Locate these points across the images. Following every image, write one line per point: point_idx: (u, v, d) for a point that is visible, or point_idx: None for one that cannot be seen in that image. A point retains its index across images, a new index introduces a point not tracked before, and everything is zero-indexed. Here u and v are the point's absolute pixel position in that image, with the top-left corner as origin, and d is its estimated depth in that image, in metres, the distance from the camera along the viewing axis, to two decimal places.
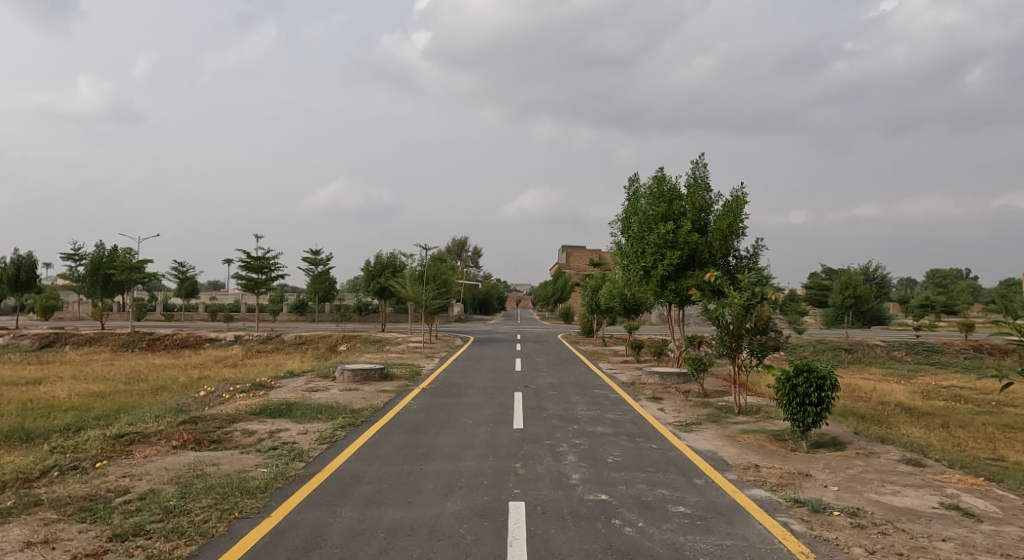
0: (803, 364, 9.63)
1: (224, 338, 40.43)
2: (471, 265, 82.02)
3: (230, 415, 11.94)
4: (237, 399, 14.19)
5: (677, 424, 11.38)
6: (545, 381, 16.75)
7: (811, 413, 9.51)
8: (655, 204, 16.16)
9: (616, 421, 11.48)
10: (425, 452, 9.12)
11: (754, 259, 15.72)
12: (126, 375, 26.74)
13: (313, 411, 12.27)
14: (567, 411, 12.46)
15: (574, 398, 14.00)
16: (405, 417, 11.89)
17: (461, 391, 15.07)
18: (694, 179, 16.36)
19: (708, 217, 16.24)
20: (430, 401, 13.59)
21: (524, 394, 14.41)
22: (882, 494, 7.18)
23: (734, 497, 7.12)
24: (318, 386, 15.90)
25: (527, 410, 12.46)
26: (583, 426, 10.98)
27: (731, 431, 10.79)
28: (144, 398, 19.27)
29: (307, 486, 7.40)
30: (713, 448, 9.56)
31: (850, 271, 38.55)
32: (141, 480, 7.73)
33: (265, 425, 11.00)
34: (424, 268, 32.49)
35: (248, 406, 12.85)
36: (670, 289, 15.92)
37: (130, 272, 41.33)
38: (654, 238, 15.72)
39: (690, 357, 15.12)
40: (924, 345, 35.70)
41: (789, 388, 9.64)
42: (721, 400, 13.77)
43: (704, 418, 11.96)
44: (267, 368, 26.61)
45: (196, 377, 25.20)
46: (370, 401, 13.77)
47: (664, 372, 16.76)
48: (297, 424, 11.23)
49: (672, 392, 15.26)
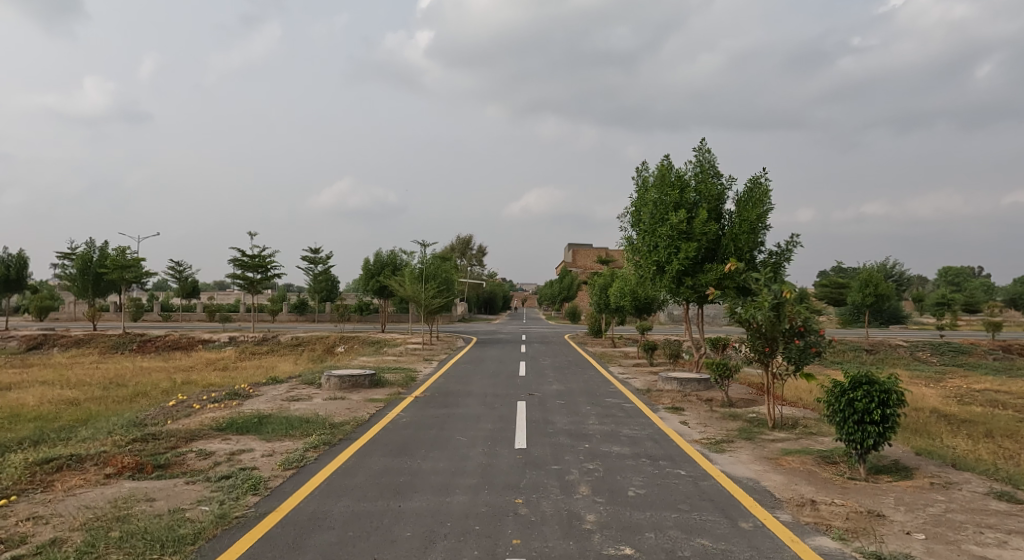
0: (862, 376, 8.04)
1: (217, 340, 38.95)
2: (476, 264, 80.58)
3: (191, 432, 10.39)
4: (206, 410, 12.67)
5: (704, 442, 9.79)
6: (552, 388, 15.20)
7: (872, 433, 7.91)
8: (664, 192, 14.55)
9: (634, 439, 9.92)
10: (406, 482, 7.60)
11: (784, 255, 14.07)
12: (108, 379, 25.19)
13: (285, 427, 10.74)
14: (576, 426, 10.88)
15: (584, 410, 12.43)
16: (389, 434, 10.32)
17: (457, 400, 13.49)
18: (701, 165, 14.74)
19: (723, 206, 14.60)
20: (421, 414, 12.01)
21: (528, 405, 12.82)
22: (985, 548, 5.65)
23: (797, 551, 5.61)
24: (300, 394, 14.38)
25: (531, 425, 10.89)
26: (597, 446, 9.42)
27: (770, 451, 9.20)
28: (115, 406, 17.71)
29: (250, 536, 5.92)
30: (754, 476, 8.00)
31: (869, 268, 36.73)
32: (47, 524, 6.22)
33: (226, 445, 9.46)
34: (424, 266, 30.97)
35: (214, 420, 11.29)
36: (686, 286, 14.35)
37: (121, 269, 39.88)
38: (665, 230, 14.13)
39: (713, 362, 13.57)
40: (949, 346, 33.98)
41: (844, 402, 8.05)
42: (752, 412, 12.17)
43: (735, 435, 10.38)
44: (258, 371, 25.12)
45: (180, 381, 23.66)
46: (354, 413, 12.25)
47: (683, 378, 15.17)
48: (264, 443, 9.70)
49: (692, 402, 13.65)
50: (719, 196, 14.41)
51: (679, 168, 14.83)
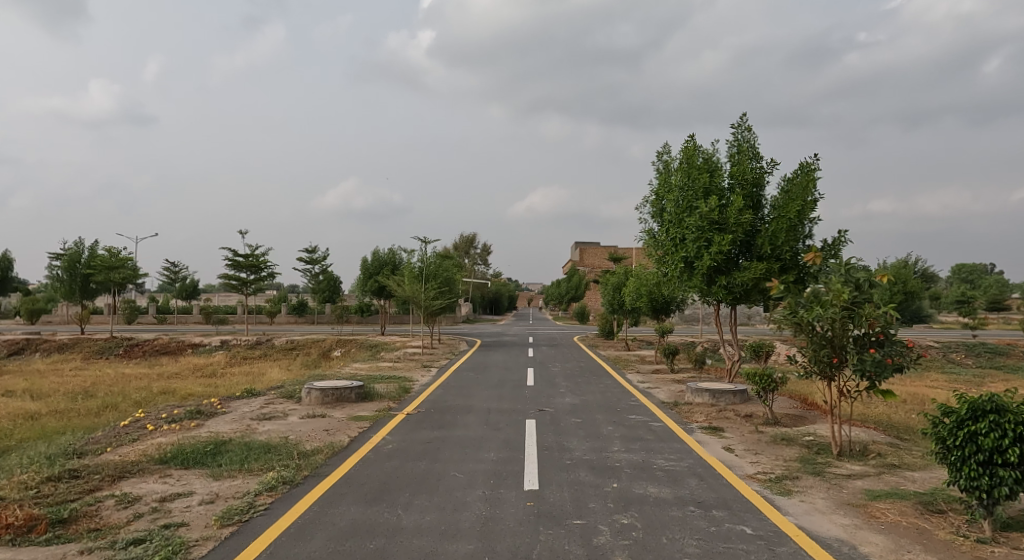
0: (989, 403, 6.04)
1: (208, 343, 36.97)
2: (479, 263, 78.65)
3: (123, 466, 8.39)
4: (156, 433, 10.66)
5: (762, 479, 7.80)
6: (565, 401, 13.23)
7: (1004, 477, 5.91)
8: (692, 176, 12.54)
9: (673, 474, 7.97)
10: (376, 553, 5.72)
11: (831, 247, 11.95)
12: (82, 387, 23.33)
13: (241, 459, 8.77)
14: (598, 455, 8.91)
15: (606, 431, 10.46)
16: (367, 467, 8.35)
17: (454, 419, 11.47)
18: (739, 145, 12.71)
19: (760, 191, 12.54)
20: (410, 438, 10.01)
21: (538, 425, 10.85)
22: None
23: None
24: (274, 412, 12.39)
25: (543, 453, 8.93)
26: (628, 486, 7.46)
27: (852, 493, 7.22)
28: (75, 420, 15.87)
29: None
30: (844, 536, 6.06)
31: (898, 264, 34.50)
32: None
33: (160, 488, 7.49)
34: (424, 265, 28.99)
35: (160, 448, 9.31)
36: (719, 286, 12.32)
37: (109, 271, 38.02)
38: (694, 220, 12.10)
39: (754, 374, 11.54)
40: (985, 347, 31.84)
41: (965, 437, 6.08)
42: (807, 434, 10.18)
43: (795, 467, 8.39)
44: (244, 379, 23.21)
45: (156, 391, 21.65)
46: (330, 437, 10.30)
47: (716, 390, 13.12)
48: (207, 484, 7.73)
49: (730, 419, 11.61)
50: (758, 180, 12.33)
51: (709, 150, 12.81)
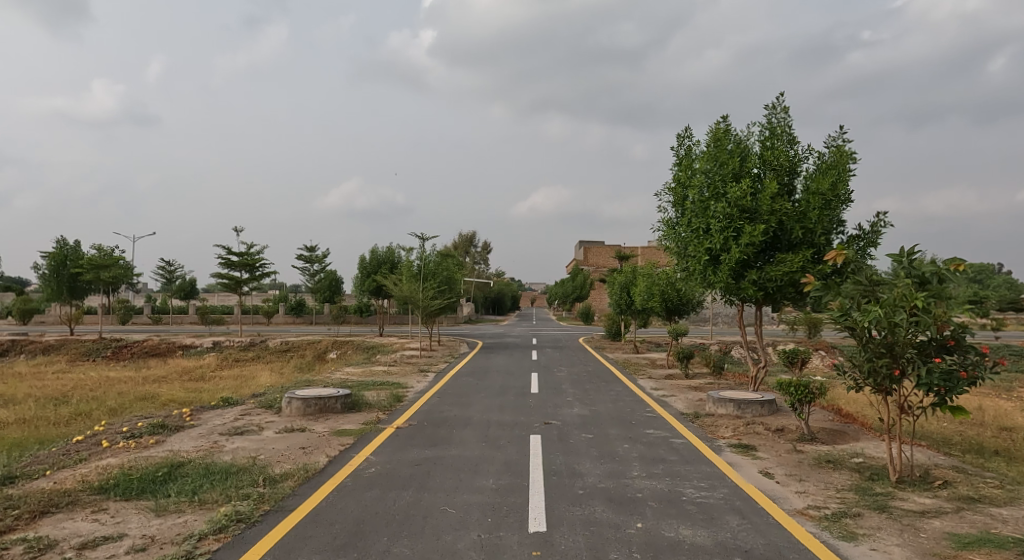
0: None
1: (200, 345, 35.63)
2: (479, 262, 77.30)
3: (49, 497, 7.01)
4: (104, 453, 9.27)
5: (817, 516, 6.45)
6: (573, 412, 11.85)
7: None
8: (720, 161, 11.17)
9: (706, 509, 6.63)
10: None
11: (872, 240, 10.57)
12: (59, 392, 21.96)
13: (195, 487, 7.41)
14: (613, 482, 7.53)
15: (622, 450, 9.07)
16: (342, 499, 7.00)
17: (449, 435, 10.08)
18: (772, 128, 11.32)
19: (794, 178, 11.16)
20: (397, 460, 8.62)
21: (543, 442, 9.47)
22: None
23: None
24: (247, 425, 11.02)
25: (550, 480, 7.58)
26: (657, 526, 6.12)
27: (932, 537, 5.88)
28: (37, 431, 14.49)
29: None
30: None
31: None
32: None
33: (86, 530, 6.15)
34: (422, 263, 27.60)
35: (102, 473, 7.93)
36: (748, 282, 10.93)
37: (95, 269, 36.67)
38: (722, 209, 10.78)
39: (789, 382, 10.09)
40: (1010, 349, 30.34)
41: None
42: (855, 456, 8.77)
43: (851, 499, 7.02)
44: (230, 383, 21.87)
45: (132, 397, 20.27)
46: (305, 457, 8.93)
47: (742, 400, 11.73)
48: (144, 523, 6.38)
49: (762, 436, 10.19)
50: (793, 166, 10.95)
51: (738, 133, 11.41)
